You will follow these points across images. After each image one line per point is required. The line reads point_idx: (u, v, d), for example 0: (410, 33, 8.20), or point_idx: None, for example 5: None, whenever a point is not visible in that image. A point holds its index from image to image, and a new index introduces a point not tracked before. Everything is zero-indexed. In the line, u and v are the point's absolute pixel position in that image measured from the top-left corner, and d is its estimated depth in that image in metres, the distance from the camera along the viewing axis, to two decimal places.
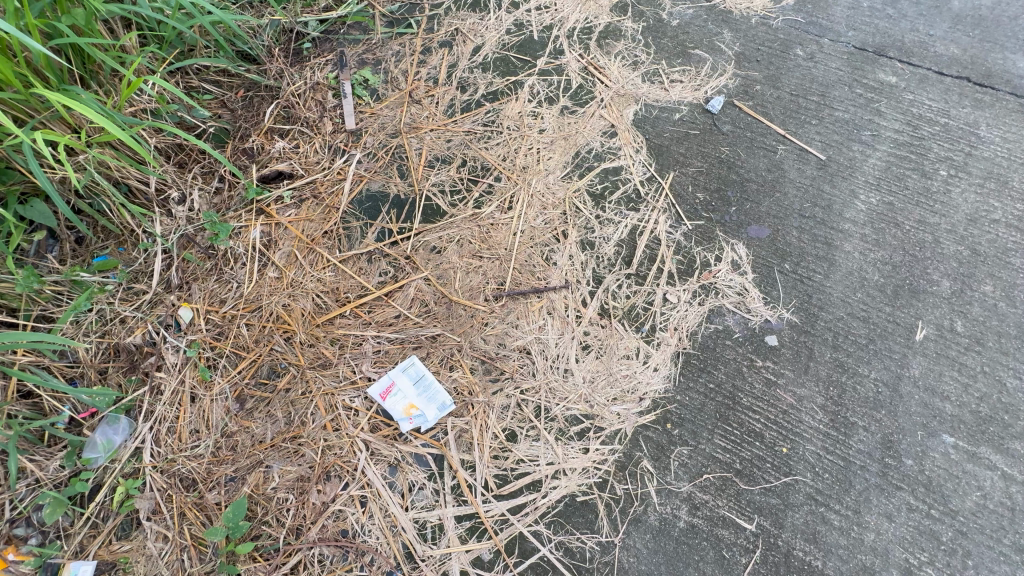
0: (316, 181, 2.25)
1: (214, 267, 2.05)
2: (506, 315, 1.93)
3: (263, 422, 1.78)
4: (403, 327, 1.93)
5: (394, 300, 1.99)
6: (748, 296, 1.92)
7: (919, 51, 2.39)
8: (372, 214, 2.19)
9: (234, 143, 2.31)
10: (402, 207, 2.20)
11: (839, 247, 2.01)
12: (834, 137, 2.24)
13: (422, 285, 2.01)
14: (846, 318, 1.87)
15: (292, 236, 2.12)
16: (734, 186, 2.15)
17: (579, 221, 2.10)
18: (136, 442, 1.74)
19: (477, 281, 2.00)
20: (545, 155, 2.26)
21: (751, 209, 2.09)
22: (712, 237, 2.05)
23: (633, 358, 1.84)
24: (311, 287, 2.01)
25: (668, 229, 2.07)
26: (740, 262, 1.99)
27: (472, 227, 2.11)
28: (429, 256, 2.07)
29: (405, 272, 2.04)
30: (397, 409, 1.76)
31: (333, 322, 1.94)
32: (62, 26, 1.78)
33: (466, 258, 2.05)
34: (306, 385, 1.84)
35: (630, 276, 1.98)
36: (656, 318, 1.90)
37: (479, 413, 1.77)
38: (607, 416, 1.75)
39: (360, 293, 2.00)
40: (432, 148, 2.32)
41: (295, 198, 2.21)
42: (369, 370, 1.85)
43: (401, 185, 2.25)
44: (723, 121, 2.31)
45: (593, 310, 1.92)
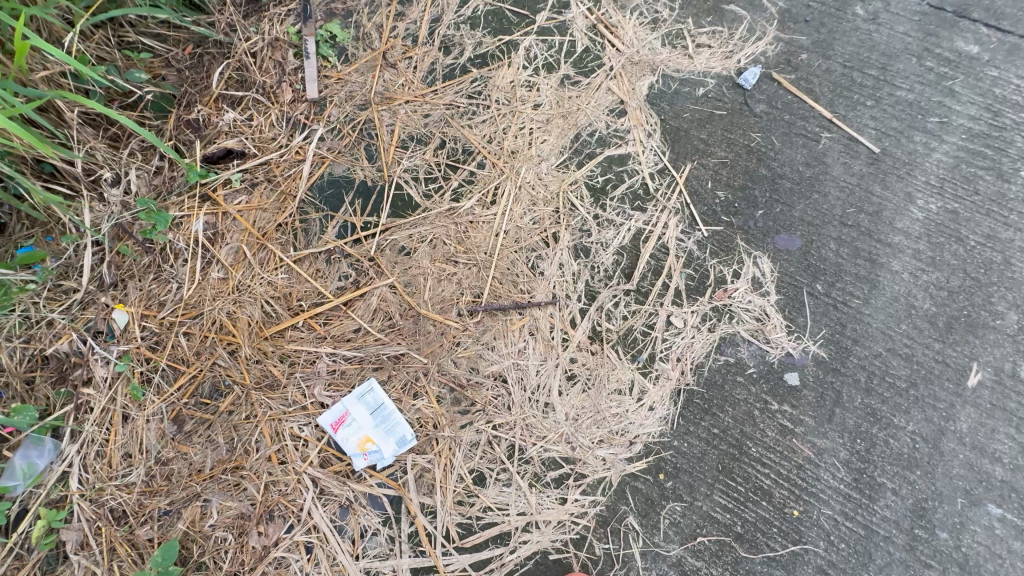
0: (270, 162, 1.93)
1: (152, 263, 1.79)
2: (480, 334, 1.66)
3: (202, 449, 1.59)
4: (362, 344, 1.68)
5: (354, 310, 1.73)
6: (768, 324, 1.62)
7: (1013, 11, 1.90)
8: (334, 205, 1.89)
9: (178, 113, 1.98)
10: (368, 197, 1.89)
11: (885, 265, 1.67)
12: (892, 124, 1.84)
13: (386, 294, 1.74)
14: (886, 355, 1.57)
15: (241, 228, 1.84)
16: (763, 183, 1.79)
17: (573, 222, 1.77)
18: (64, 467, 1.55)
19: (450, 292, 1.72)
20: (539, 137, 1.90)
21: (781, 214, 1.74)
22: (731, 247, 1.71)
23: (624, 393, 1.58)
24: (260, 292, 1.75)
25: (678, 235, 1.74)
26: (762, 280, 1.67)
27: (448, 225, 1.81)
28: (397, 258, 1.78)
29: (368, 277, 1.77)
30: (352, 443, 1.54)
31: (283, 335, 1.70)
32: None
33: (439, 263, 1.76)
34: (251, 408, 1.62)
35: (629, 293, 1.68)
36: (655, 346, 1.62)
37: (444, 450, 1.55)
38: (590, 461, 1.52)
39: (315, 301, 1.74)
40: (407, 124, 1.97)
41: (245, 182, 1.91)
42: (321, 394, 1.62)
43: (369, 170, 1.93)
44: (757, 99, 1.90)
45: (583, 333, 1.64)
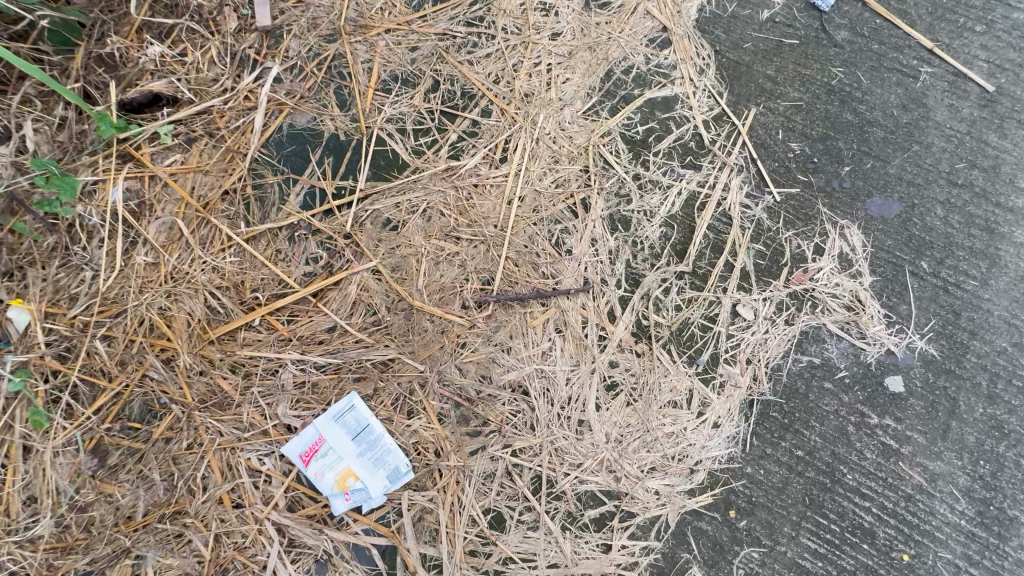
0: (212, 110, 1.48)
1: (57, 245, 1.35)
2: (492, 332, 1.29)
3: (132, 490, 1.22)
4: (339, 348, 1.30)
5: (327, 303, 1.33)
6: (861, 313, 1.26)
7: None
8: (297, 166, 1.46)
9: (87, 47, 1.47)
10: (342, 155, 1.46)
11: (1006, 235, 1.31)
12: (1011, 55, 1.43)
13: (368, 281, 1.34)
14: (1012, 352, 1.23)
15: (176, 198, 1.41)
16: (848, 132, 1.41)
17: (607, 185, 1.38)
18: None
19: (450, 277, 1.34)
20: (559, 76, 1.47)
21: (872, 172, 1.37)
22: (812, 214, 1.34)
23: (681, 407, 1.22)
24: (202, 281, 1.33)
25: (743, 201, 1.35)
26: (851, 257, 1.30)
27: (447, 190, 1.40)
28: (382, 235, 1.38)
29: (344, 260, 1.37)
30: (329, 480, 1.18)
31: (234, 337, 1.30)
32: None
33: (435, 240, 1.37)
34: (195, 435, 1.24)
35: (684, 275, 1.31)
36: (719, 344, 1.26)
37: (449, 484, 1.21)
38: (639, 496, 1.19)
39: (276, 292, 1.34)
40: (388, 60, 1.51)
41: (179, 136, 1.46)
42: (287, 415, 1.25)
43: (342, 120, 1.49)
44: (838, 24, 1.47)
45: (625, 329, 1.27)
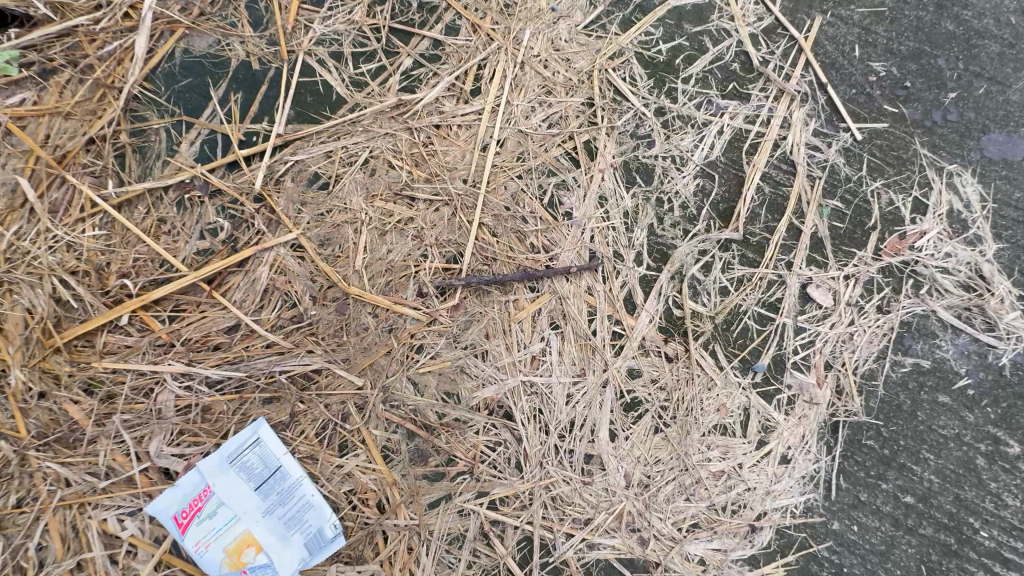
0: (79, 33, 1.05)
1: None
2: (460, 330, 0.91)
3: None
4: (243, 357, 0.91)
5: (228, 293, 0.94)
6: (986, 295, 0.88)
7: None
8: (192, 105, 1.06)
9: None
10: (254, 89, 1.06)
11: None
12: None
13: (286, 261, 0.95)
14: None
15: (20, 150, 0.99)
16: (956, 45, 1.00)
17: (619, 123, 1.00)
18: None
19: (401, 254, 0.95)
20: None
21: (989, 99, 0.98)
22: (905, 158, 0.96)
23: (733, 434, 0.85)
24: (48, 264, 0.93)
25: (810, 141, 0.97)
26: (966, 215, 0.93)
27: (398, 134, 1.01)
28: (306, 196, 0.99)
29: (253, 232, 0.97)
30: (218, 552, 0.81)
31: (93, 343, 0.91)
32: None
33: (381, 203, 0.98)
34: (31, 486, 0.86)
35: (731, 245, 0.92)
36: (784, 341, 0.88)
37: (402, 552, 0.85)
38: (675, 566, 0.83)
39: (155, 278, 0.94)
40: None
41: (31, 68, 1.03)
42: (163, 455, 0.87)
43: (255, 41, 1.08)
44: None
45: (650, 323, 0.89)
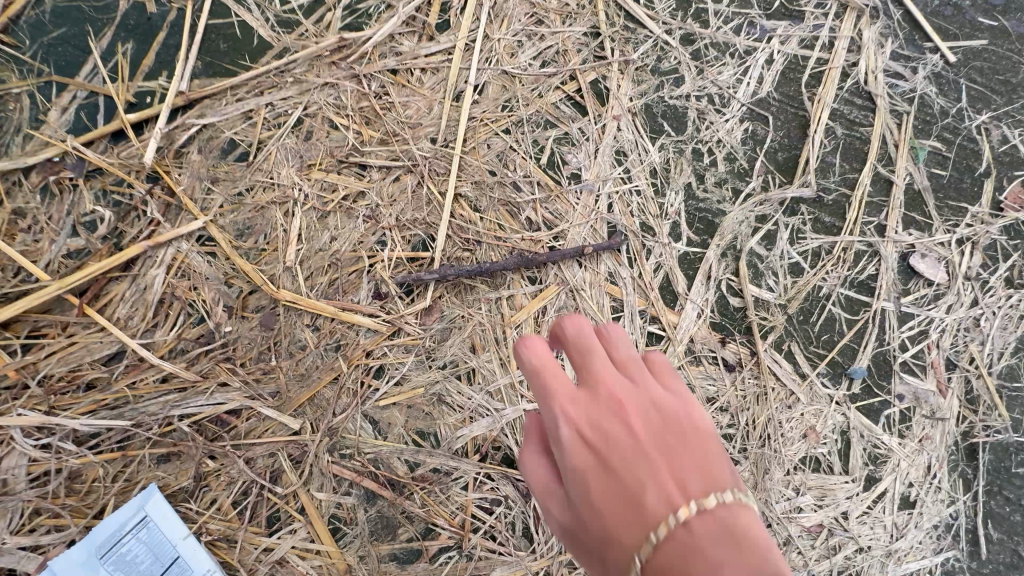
0: None
1: None
2: (436, 343, 0.65)
3: None
4: (127, 399, 0.64)
5: (107, 309, 0.67)
6: None
7: None
8: (66, 62, 0.79)
9: None
10: (148, 37, 0.80)
11: None
12: None
13: (191, 260, 0.69)
14: None
15: None
16: None
17: (636, 55, 0.75)
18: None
19: (349, 242, 0.69)
20: None
21: None
22: (1015, 81, 0.73)
23: (831, 471, 0.61)
24: None
25: (890, 64, 0.73)
26: None
27: (340, 82, 0.75)
28: (218, 171, 0.72)
29: (144, 224, 0.71)
30: None
31: None
32: None
33: (319, 176, 0.72)
34: None
35: (799, 207, 0.68)
36: (887, 334, 0.64)
37: None
38: None
39: (5, 294, 0.68)
40: None
41: None
42: (6, 551, 0.60)
43: None
44: None
45: (699, 318, 0.65)
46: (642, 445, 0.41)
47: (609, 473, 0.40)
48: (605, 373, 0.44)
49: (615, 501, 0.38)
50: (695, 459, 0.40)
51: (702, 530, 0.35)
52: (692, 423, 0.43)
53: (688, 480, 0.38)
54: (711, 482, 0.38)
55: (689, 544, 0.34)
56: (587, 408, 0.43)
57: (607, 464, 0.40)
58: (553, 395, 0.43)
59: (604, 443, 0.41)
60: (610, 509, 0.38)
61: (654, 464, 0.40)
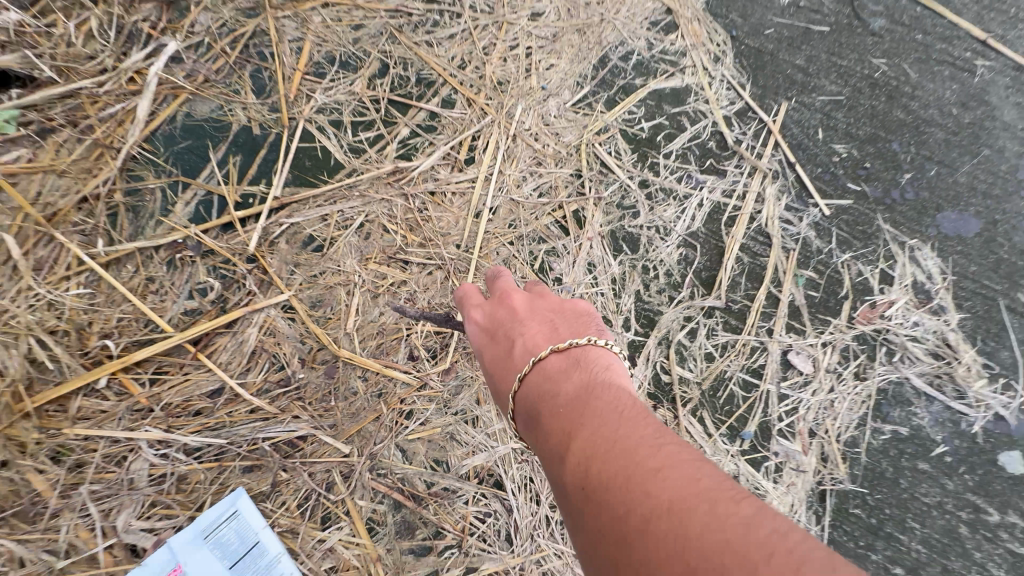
0: (80, 95, 1.11)
1: None
2: (451, 395, 0.91)
3: None
4: (225, 423, 0.88)
5: (213, 355, 0.92)
6: (957, 364, 0.93)
7: None
8: (191, 167, 1.08)
9: None
10: (254, 152, 1.10)
11: None
12: None
13: (277, 322, 0.95)
14: None
15: (9, 207, 1.01)
16: (904, 133, 1.12)
17: (606, 194, 1.05)
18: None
19: (393, 317, 0.95)
20: (542, 61, 1.18)
21: (940, 181, 1.08)
22: (871, 232, 1.03)
23: None
24: (24, 325, 0.91)
25: (784, 214, 1.04)
26: (930, 286, 0.99)
27: (393, 198, 1.04)
28: (300, 257, 1.00)
29: (243, 293, 0.97)
30: None
31: (67, 408, 0.88)
32: None
33: (374, 266, 0.99)
34: None
35: (714, 312, 0.96)
36: (769, 408, 0.91)
37: None
38: None
39: (139, 339, 0.93)
40: (323, 38, 1.19)
41: (31, 129, 1.08)
42: (131, 529, 0.82)
43: (257, 108, 1.13)
44: (874, 9, 1.24)
45: (639, 388, 0.92)
46: (526, 319, 0.69)
47: (506, 341, 0.68)
48: (516, 290, 0.75)
49: (508, 355, 0.66)
50: (564, 324, 0.68)
51: (558, 370, 0.60)
52: (569, 308, 0.71)
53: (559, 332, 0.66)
54: (571, 335, 0.65)
55: (550, 389, 0.59)
56: (499, 305, 0.74)
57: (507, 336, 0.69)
58: (475, 306, 0.76)
59: (504, 323, 0.71)
60: (499, 360, 0.66)
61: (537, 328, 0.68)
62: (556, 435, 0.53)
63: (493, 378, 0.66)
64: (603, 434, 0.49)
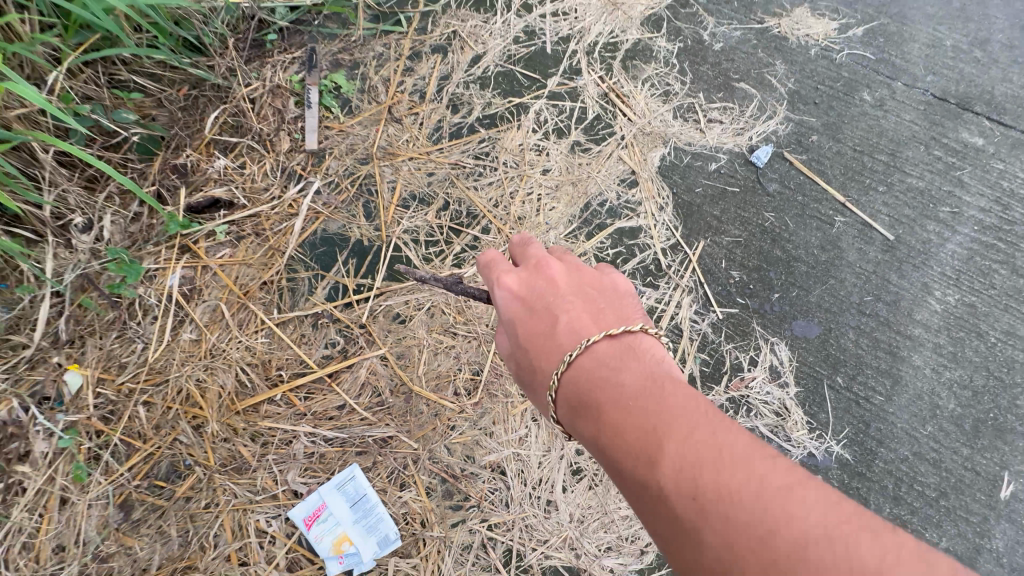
0: (261, 215, 1.81)
1: (117, 319, 1.62)
2: (478, 417, 1.52)
3: (151, 543, 1.38)
4: (346, 424, 1.51)
5: (340, 383, 1.57)
6: (787, 420, 1.53)
7: (1013, 107, 2.04)
8: (326, 264, 1.76)
9: (166, 156, 1.87)
10: (364, 257, 1.78)
11: (906, 358, 1.59)
12: (905, 212, 1.82)
13: (377, 366, 1.59)
14: (913, 460, 1.47)
15: (221, 285, 1.69)
16: (779, 265, 1.72)
17: None
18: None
19: (446, 366, 1.57)
20: (548, 204, 1.85)
21: (798, 299, 1.67)
22: (747, 331, 1.63)
23: None
24: (235, 358, 1.58)
25: (692, 316, 1.65)
26: (780, 369, 1.58)
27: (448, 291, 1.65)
28: (391, 326, 1.63)
29: (358, 346, 1.62)
30: (326, 543, 1.38)
31: (258, 409, 1.53)
32: None
33: (436, 334, 1.61)
34: (213, 495, 1.43)
35: None
36: None
37: (433, 553, 1.43)
38: (596, 571, 1.43)
39: (297, 370, 1.58)
40: (409, 182, 1.89)
41: (231, 234, 1.77)
42: (295, 481, 1.45)
43: (366, 229, 1.82)
44: (770, 178, 1.88)
45: None
46: (572, 302, 0.98)
47: (555, 315, 0.96)
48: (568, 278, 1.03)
49: (555, 325, 0.95)
50: (609, 311, 0.97)
51: (636, 383, 0.81)
52: (604, 295, 1.00)
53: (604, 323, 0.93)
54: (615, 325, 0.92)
55: (643, 404, 0.77)
56: (556, 288, 1.01)
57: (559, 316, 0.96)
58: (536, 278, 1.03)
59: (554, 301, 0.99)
60: (548, 329, 0.95)
61: (590, 315, 0.95)
62: (640, 422, 0.74)
63: (545, 340, 0.95)
64: (696, 427, 0.70)
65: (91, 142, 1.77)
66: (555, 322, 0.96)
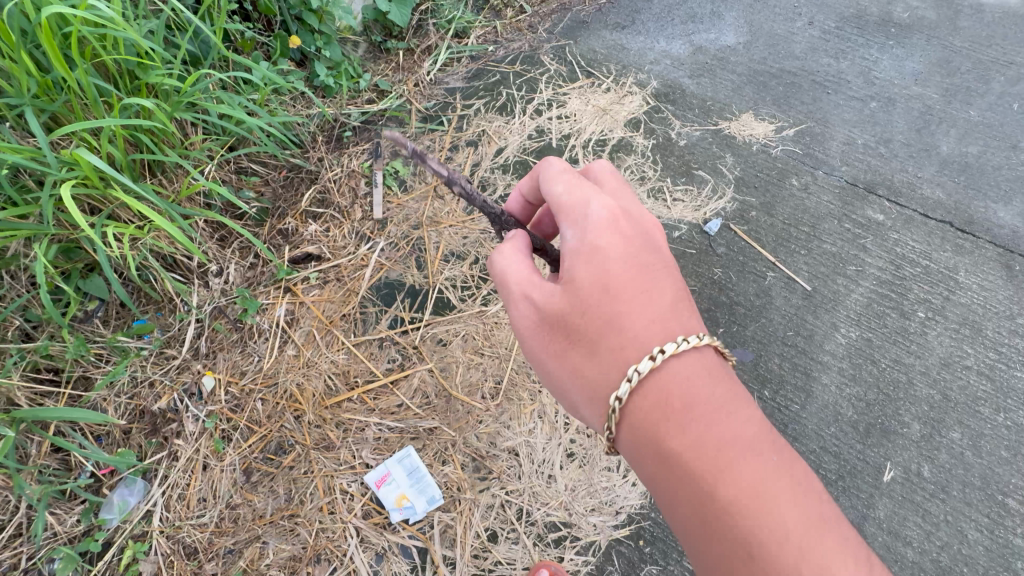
0: (341, 264, 2.47)
1: (240, 339, 2.23)
2: (498, 414, 2.09)
3: (265, 497, 1.94)
4: (404, 417, 2.09)
5: (399, 388, 2.15)
6: None
7: (908, 191, 2.67)
8: (388, 301, 2.39)
9: (272, 221, 2.53)
10: (415, 297, 2.40)
11: (817, 378, 2.14)
12: (820, 269, 2.42)
13: (426, 376, 2.17)
14: (819, 452, 2.00)
15: (312, 315, 2.32)
16: (723, 308, 2.32)
17: None
18: (20, 517, 1.77)
19: (476, 377, 2.16)
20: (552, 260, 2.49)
21: (737, 332, 2.25)
22: None
23: (614, 470, 2.01)
24: (325, 368, 2.19)
25: None
26: None
27: (477, 323, 2.29)
28: (436, 347, 2.24)
29: (412, 361, 2.22)
30: (390, 499, 1.93)
31: (340, 405, 2.11)
32: (143, 140, 2.00)
33: (469, 353, 2.22)
34: (309, 464, 2.00)
35: None
36: None
37: (465, 510, 1.96)
38: (584, 526, 1.94)
39: (368, 378, 2.18)
40: (449, 243, 2.55)
41: (320, 279, 2.42)
42: (369, 456, 2.01)
43: (416, 276, 2.46)
44: (719, 243, 2.51)
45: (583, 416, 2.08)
46: (663, 272, 1.33)
47: (650, 274, 1.31)
48: (654, 246, 1.37)
49: (650, 281, 1.29)
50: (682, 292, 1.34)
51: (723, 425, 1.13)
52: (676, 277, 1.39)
53: (687, 311, 1.30)
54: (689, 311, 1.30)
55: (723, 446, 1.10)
56: (649, 252, 1.34)
57: (656, 281, 1.30)
58: (636, 235, 1.34)
59: (648, 262, 1.33)
60: (647, 283, 1.29)
61: (674, 293, 1.31)
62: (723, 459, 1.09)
63: (639, 288, 1.27)
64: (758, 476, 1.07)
65: (221, 208, 2.43)
66: (649, 279, 1.29)
